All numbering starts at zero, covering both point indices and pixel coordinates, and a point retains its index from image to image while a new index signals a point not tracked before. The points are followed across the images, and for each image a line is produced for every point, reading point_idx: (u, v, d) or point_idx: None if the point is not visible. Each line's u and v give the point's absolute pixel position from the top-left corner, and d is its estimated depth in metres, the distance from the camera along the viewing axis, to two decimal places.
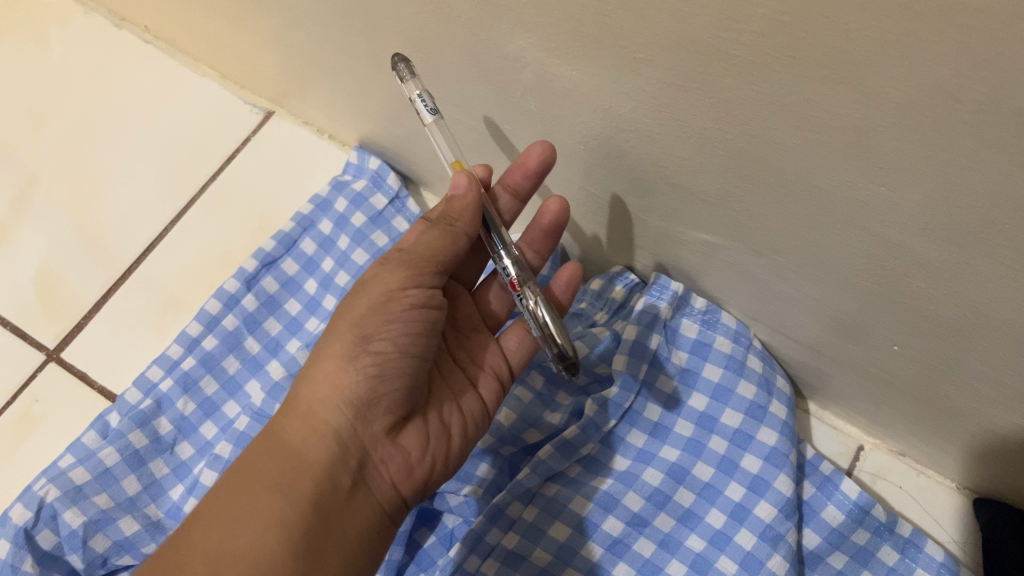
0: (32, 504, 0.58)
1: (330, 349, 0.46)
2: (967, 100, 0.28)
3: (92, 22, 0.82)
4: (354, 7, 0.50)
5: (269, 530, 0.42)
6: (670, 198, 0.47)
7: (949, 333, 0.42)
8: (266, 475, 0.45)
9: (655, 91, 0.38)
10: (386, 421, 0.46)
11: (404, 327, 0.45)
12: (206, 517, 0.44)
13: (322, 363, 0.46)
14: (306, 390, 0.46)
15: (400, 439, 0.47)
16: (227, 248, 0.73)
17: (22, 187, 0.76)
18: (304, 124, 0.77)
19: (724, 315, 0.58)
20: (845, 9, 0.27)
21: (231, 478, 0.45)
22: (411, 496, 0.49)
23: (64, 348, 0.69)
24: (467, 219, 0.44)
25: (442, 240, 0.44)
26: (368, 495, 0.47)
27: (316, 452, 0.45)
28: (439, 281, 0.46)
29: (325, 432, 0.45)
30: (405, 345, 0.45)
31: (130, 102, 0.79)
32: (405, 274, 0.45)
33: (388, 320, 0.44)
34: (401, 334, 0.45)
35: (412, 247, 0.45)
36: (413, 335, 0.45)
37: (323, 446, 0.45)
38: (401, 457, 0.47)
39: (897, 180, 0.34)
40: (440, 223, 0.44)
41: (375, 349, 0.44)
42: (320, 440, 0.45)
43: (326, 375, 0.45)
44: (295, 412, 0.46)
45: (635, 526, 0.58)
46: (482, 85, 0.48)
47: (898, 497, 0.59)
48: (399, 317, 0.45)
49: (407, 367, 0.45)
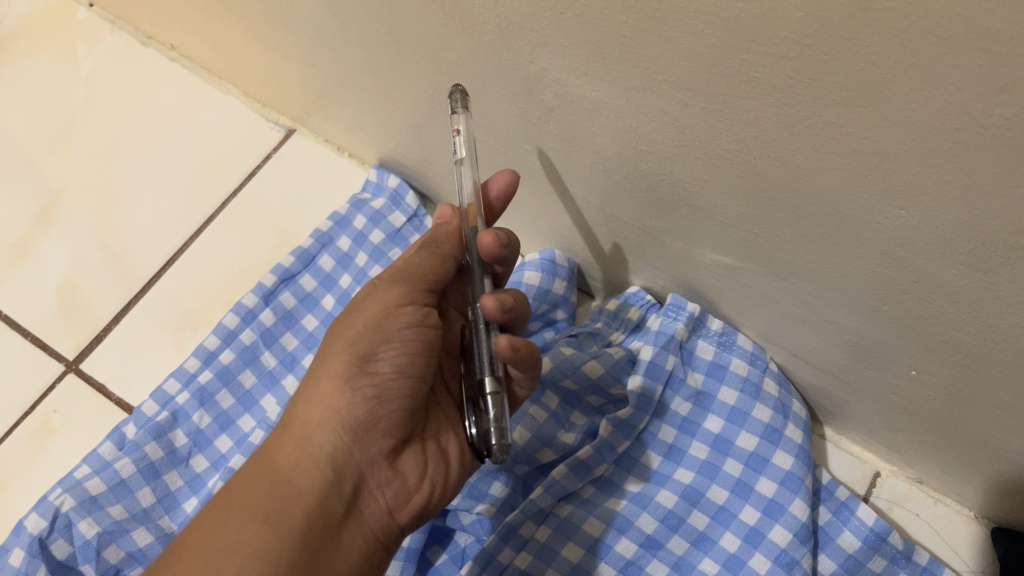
0: (47, 513, 0.57)
1: (325, 370, 0.46)
2: (990, 125, 0.28)
3: (120, 40, 0.84)
4: (378, 27, 0.51)
5: (252, 565, 0.41)
6: (689, 219, 0.48)
7: (969, 359, 0.42)
8: (253, 506, 0.43)
9: (676, 112, 0.39)
10: (384, 444, 0.46)
11: (402, 345, 0.46)
12: (188, 550, 0.42)
13: (317, 384, 0.46)
14: (300, 413, 0.46)
15: (398, 464, 0.47)
16: (246, 264, 0.74)
17: (47, 201, 0.77)
18: (325, 142, 0.78)
19: (741, 337, 0.59)
20: (868, 33, 0.28)
21: (218, 504, 0.44)
22: (407, 524, 0.47)
23: (82, 359, 0.70)
24: (452, 243, 0.49)
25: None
26: (361, 524, 0.45)
27: (311, 476, 0.44)
28: (433, 304, 0.48)
29: (318, 456, 0.44)
30: (403, 365, 0.46)
31: (156, 119, 0.80)
32: (400, 292, 0.47)
33: (387, 338, 0.46)
34: (400, 352, 0.46)
35: (403, 270, 0.48)
36: (412, 355, 0.46)
37: (317, 471, 0.44)
38: (398, 482, 0.47)
39: (918, 205, 0.34)
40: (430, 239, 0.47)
41: (374, 368, 0.45)
42: (313, 465, 0.44)
43: (321, 397, 0.45)
44: (287, 436, 0.45)
45: (648, 549, 0.58)
46: (503, 106, 0.48)
47: (915, 525, 0.59)
48: (397, 335, 0.46)
49: (404, 388, 0.46)
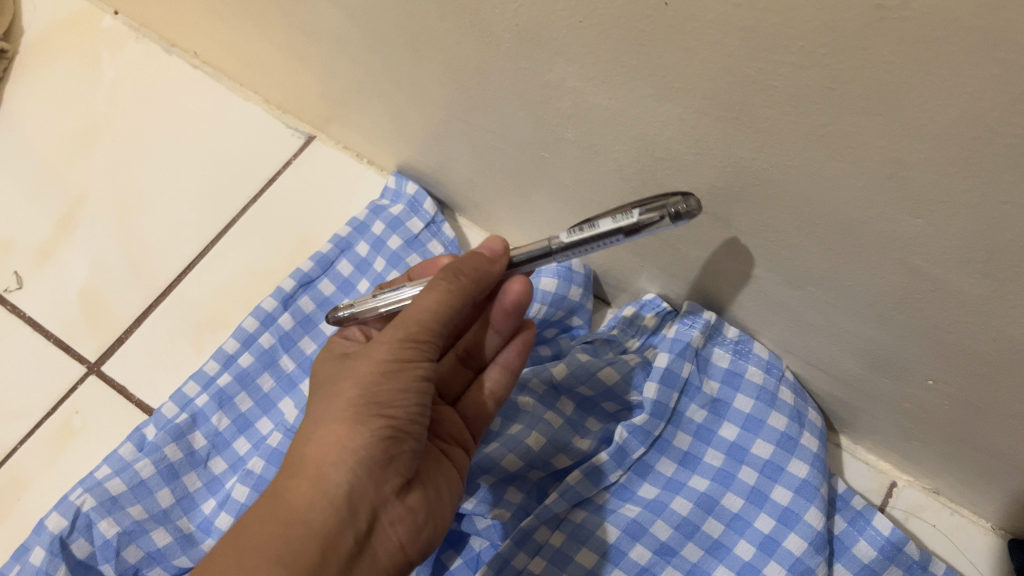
0: (68, 513, 0.59)
1: (337, 413, 0.45)
2: (1007, 133, 0.28)
3: (144, 47, 0.85)
4: (398, 35, 0.51)
5: None
6: (704, 227, 0.48)
7: (986, 369, 0.42)
8: (266, 545, 0.42)
9: (693, 120, 0.39)
10: (395, 484, 0.46)
11: (415, 393, 0.45)
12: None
13: (329, 426, 0.45)
14: (312, 453, 0.45)
15: (405, 501, 0.47)
16: (266, 267, 0.75)
17: (71, 205, 0.78)
18: (344, 148, 0.79)
19: (756, 345, 0.58)
20: (884, 42, 0.28)
21: (226, 541, 0.43)
22: (414, 559, 0.48)
23: (104, 361, 0.71)
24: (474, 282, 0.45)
25: (447, 303, 0.44)
26: (371, 562, 0.45)
27: (326, 518, 0.43)
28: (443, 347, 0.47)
29: (334, 497, 0.43)
30: (414, 413, 0.45)
31: (178, 124, 0.82)
32: (421, 343, 0.45)
33: (402, 387, 0.45)
34: (413, 401, 0.45)
35: (419, 313, 0.44)
36: (422, 402, 0.46)
37: (332, 511, 0.43)
38: (407, 519, 0.47)
39: (933, 214, 0.34)
40: (449, 282, 0.45)
41: (389, 414, 0.44)
42: (329, 504, 0.43)
43: (336, 438, 0.44)
44: (299, 475, 0.44)
45: (662, 556, 0.58)
46: (522, 113, 0.49)
47: (931, 536, 0.58)
48: (412, 385, 0.45)
49: (415, 432, 0.46)
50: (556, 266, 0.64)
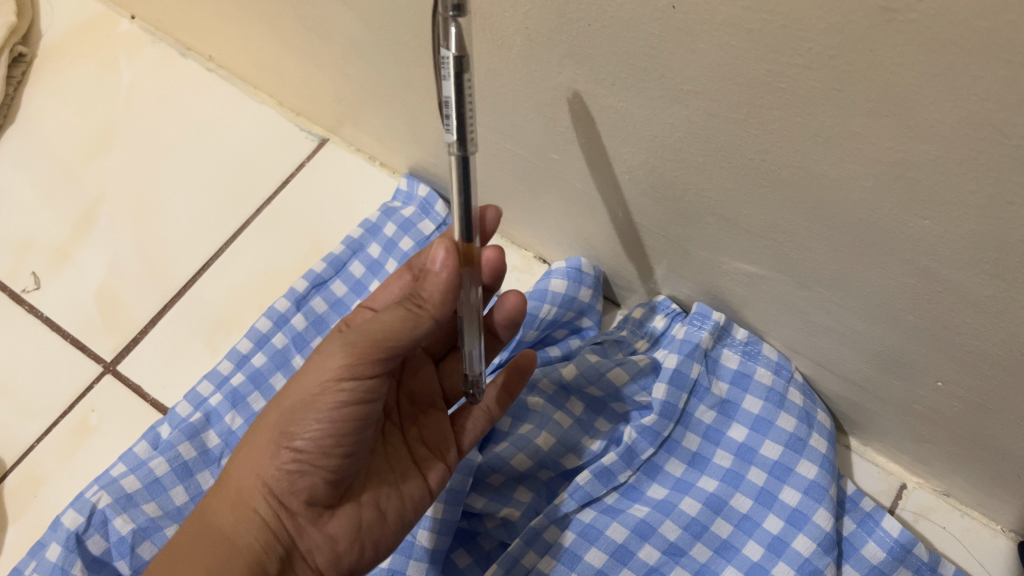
0: (84, 510, 0.60)
1: (264, 437, 0.48)
2: (1013, 135, 0.29)
3: (160, 51, 0.86)
4: (410, 39, 0.52)
5: None
6: (712, 228, 0.48)
7: (994, 369, 0.42)
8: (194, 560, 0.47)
9: (701, 122, 0.39)
10: (313, 510, 0.48)
11: (329, 424, 0.45)
12: None
13: (257, 447, 0.48)
14: (236, 476, 0.48)
15: (326, 529, 0.49)
16: (280, 267, 0.76)
17: (88, 206, 0.79)
18: (358, 151, 0.80)
19: (765, 347, 0.59)
20: (891, 44, 0.28)
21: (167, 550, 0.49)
22: None
23: (119, 361, 0.72)
24: (435, 301, 0.43)
25: (400, 322, 0.43)
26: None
27: (245, 536, 0.47)
28: (380, 377, 0.45)
29: (252, 518, 0.47)
30: (328, 445, 0.45)
31: (194, 127, 0.83)
32: (341, 369, 0.44)
33: (316, 418, 0.45)
34: (325, 433, 0.45)
35: (358, 334, 0.44)
36: (339, 435, 0.45)
37: (249, 530, 0.47)
38: (328, 545, 0.49)
39: (941, 214, 0.35)
40: (408, 303, 0.43)
41: (300, 445, 0.46)
42: (248, 525, 0.47)
43: (258, 461, 0.48)
44: (230, 493, 0.48)
45: (671, 556, 0.58)
46: (532, 115, 0.49)
47: (941, 539, 0.58)
48: (327, 415, 0.45)
49: (329, 464, 0.46)
50: (562, 266, 0.65)
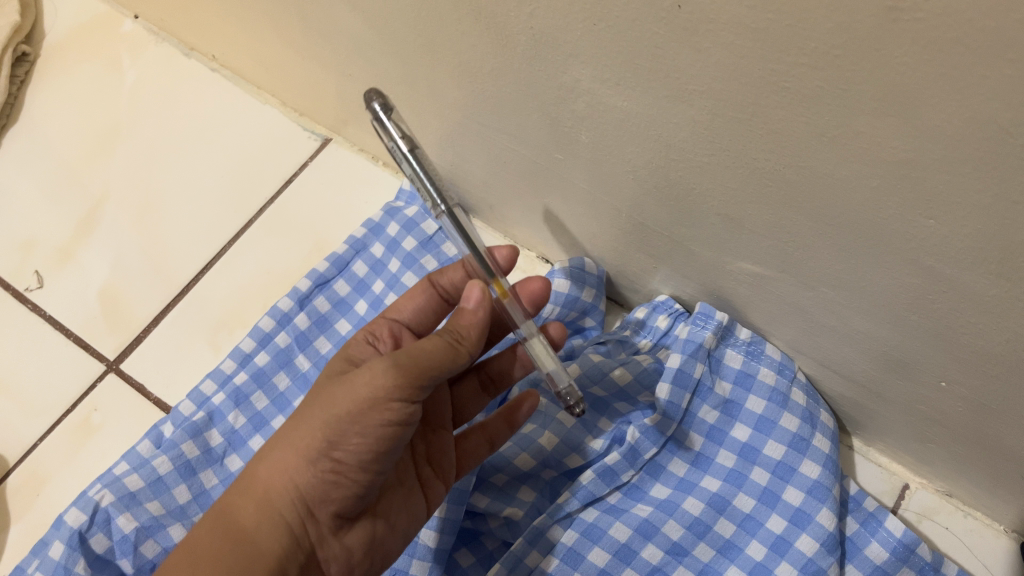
0: (87, 508, 0.59)
1: (295, 442, 0.45)
2: (1018, 134, 0.29)
3: (163, 51, 0.86)
4: (414, 38, 0.52)
5: None
6: (716, 228, 0.48)
7: (998, 369, 0.43)
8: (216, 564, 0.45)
9: (706, 122, 0.39)
10: (336, 519, 0.47)
11: (371, 440, 0.43)
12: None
13: (286, 450, 0.45)
14: (263, 476, 0.46)
15: (344, 539, 0.48)
16: (283, 266, 0.76)
17: (91, 205, 0.80)
18: (361, 151, 0.80)
19: (769, 347, 0.59)
20: (897, 44, 0.28)
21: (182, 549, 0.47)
22: None
23: (122, 360, 0.72)
24: (472, 337, 0.45)
25: (444, 352, 0.43)
26: None
27: (269, 542, 0.46)
28: (423, 397, 0.44)
29: (277, 524, 0.45)
30: (367, 460, 0.44)
31: (196, 127, 0.83)
32: (393, 386, 0.42)
33: (359, 432, 0.43)
34: (366, 449, 0.43)
35: (410, 354, 0.42)
36: (378, 451, 0.44)
37: (274, 537, 0.46)
38: (344, 554, 0.48)
39: (945, 214, 0.35)
40: (449, 335, 0.44)
41: (338, 457, 0.44)
42: (272, 531, 0.45)
43: (286, 466, 0.45)
44: (252, 493, 0.46)
45: (674, 555, 0.58)
46: (537, 115, 0.49)
47: (944, 539, 0.58)
48: (371, 431, 0.43)
49: (362, 478, 0.45)
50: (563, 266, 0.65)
